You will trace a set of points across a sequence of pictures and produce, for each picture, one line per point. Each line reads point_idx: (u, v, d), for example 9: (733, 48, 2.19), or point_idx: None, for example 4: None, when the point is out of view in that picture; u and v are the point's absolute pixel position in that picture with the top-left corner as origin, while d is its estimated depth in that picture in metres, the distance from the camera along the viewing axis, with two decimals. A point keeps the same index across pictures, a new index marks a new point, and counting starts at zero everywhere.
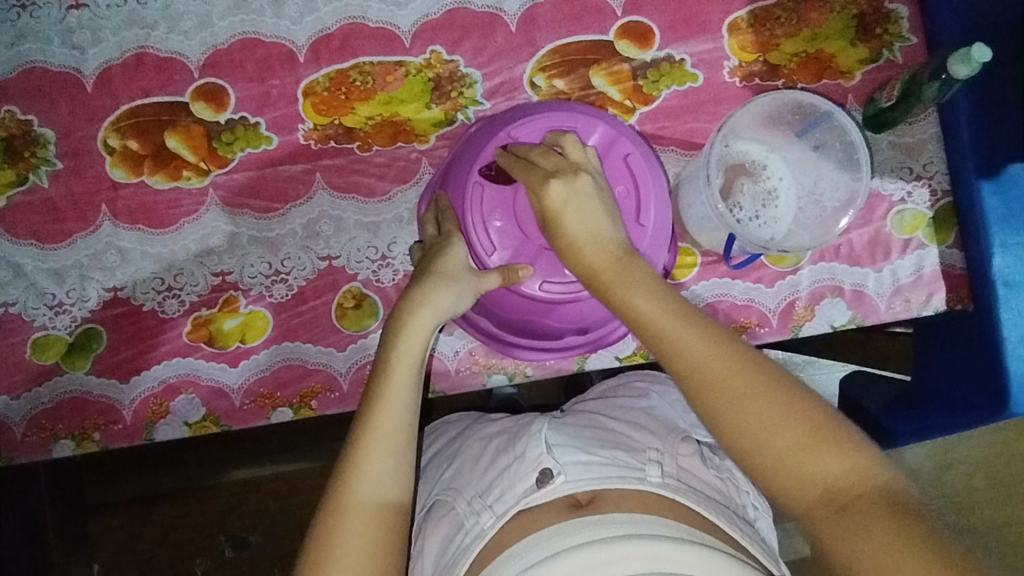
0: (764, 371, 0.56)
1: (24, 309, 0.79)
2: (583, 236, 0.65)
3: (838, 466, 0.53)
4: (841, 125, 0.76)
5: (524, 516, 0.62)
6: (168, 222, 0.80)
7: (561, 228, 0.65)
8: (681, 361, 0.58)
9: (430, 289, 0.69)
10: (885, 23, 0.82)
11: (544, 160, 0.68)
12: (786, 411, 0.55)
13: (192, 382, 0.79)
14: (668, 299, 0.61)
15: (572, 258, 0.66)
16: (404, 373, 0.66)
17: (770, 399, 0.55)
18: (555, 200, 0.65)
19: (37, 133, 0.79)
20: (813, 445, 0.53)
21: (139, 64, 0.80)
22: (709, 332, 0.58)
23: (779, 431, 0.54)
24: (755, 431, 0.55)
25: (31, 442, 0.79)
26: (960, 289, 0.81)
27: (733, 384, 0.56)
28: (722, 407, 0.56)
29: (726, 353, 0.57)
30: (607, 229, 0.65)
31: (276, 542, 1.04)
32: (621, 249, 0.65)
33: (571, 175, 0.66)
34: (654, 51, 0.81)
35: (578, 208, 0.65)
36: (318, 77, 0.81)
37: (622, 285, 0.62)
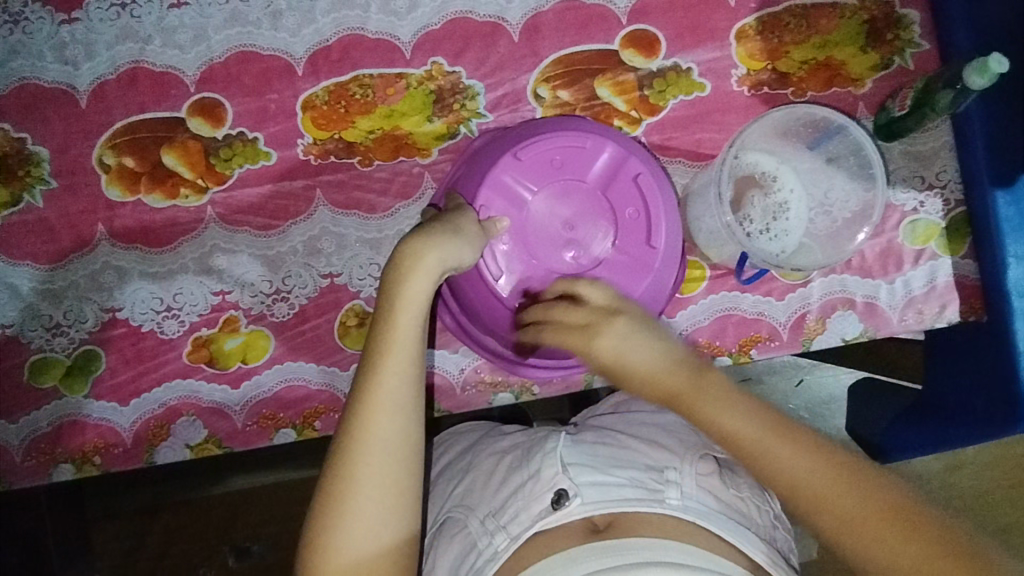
0: (863, 479, 0.55)
1: (20, 332, 0.77)
2: (648, 367, 0.61)
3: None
4: (855, 138, 0.74)
5: (540, 540, 0.60)
6: (166, 241, 0.78)
7: (626, 380, 0.62)
8: (785, 485, 0.56)
9: (400, 308, 0.62)
10: (896, 29, 0.80)
11: (568, 314, 0.66)
12: (886, 521, 0.53)
13: (193, 404, 0.78)
14: (744, 401, 0.59)
15: (645, 389, 0.62)
16: (409, 324, 0.62)
17: (865, 508, 0.54)
18: (608, 348, 0.63)
19: (30, 151, 0.77)
20: (936, 561, 0.52)
21: (134, 79, 0.78)
22: (817, 455, 0.56)
23: (889, 546, 0.53)
24: (869, 545, 0.54)
25: (31, 466, 0.77)
26: (973, 300, 0.80)
27: (836, 498, 0.55)
28: (801, 498, 0.56)
29: (828, 470, 0.55)
30: (668, 347, 0.62)
31: (281, 554, 1.03)
32: (687, 362, 0.61)
33: (607, 321, 0.64)
34: (661, 60, 0.80)
35: (634, 348, 0.62)
36: (317, 90, 0.79)
37: (704, 401, 0.59)
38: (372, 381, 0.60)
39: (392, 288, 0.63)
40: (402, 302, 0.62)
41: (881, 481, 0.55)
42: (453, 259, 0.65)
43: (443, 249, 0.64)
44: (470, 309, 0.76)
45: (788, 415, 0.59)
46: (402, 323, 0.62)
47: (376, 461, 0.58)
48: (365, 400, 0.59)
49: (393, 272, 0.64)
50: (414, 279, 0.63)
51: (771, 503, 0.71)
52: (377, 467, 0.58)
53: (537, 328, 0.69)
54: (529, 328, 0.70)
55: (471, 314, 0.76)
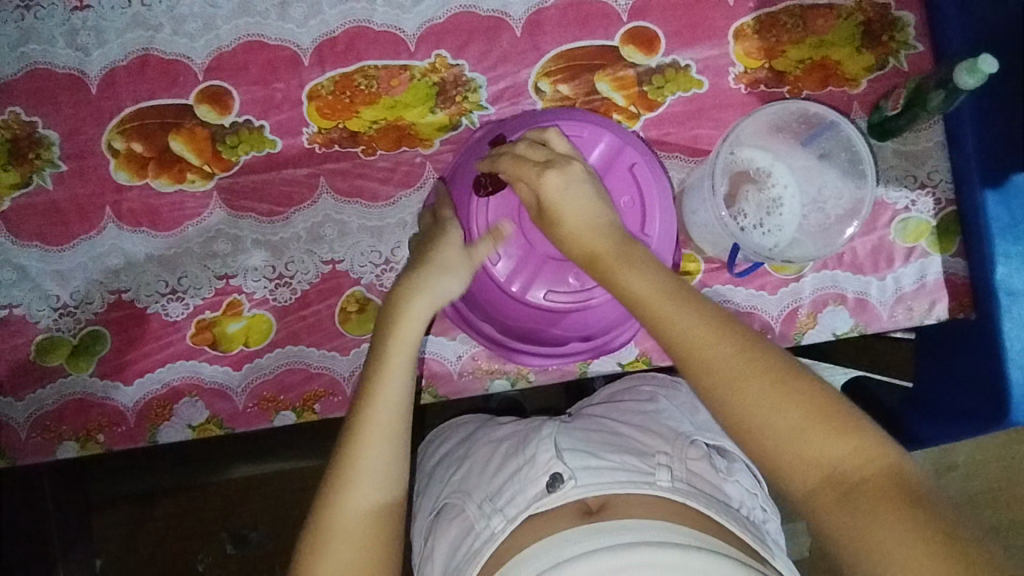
0: (751, 345, 0.58)
1: (28, 311, 0.79)
2: (582, 226, 0.66)
3: (834, 442, 0.55)
4: (846, 136, 0.76)
5: (535, 520, 0.62)
6: (172, 225, 0.80)
7: (558, 223, 0.67)
8: (673, 343, 0.60)
9: (398, 325, 0.68)
10: (891, 30, 0.82)
11: (532, 151, 0.69)
12: (769, 384, 0.56)
13: (195, 385, 0.80)
14: (687, 298, 0.61)
15: (569, 244, 0.67)
16: (405, 339, 0.68)
17: (759, 377, 0.57)
18: (553, 189, 0.66)
19: (41, 135, 0.79)
20: (812, 427, 0.55)
21: (143, 67, 0.79)
22: (710, 322, 0.59)
23: (766, 408, 0.56)
24: (750, 403, 0.56)
25: (35, 443, 0.79)
26: (963, 297, 0.81)
27: (720, 355, 0.58)
28: (723, 387, 0.57)
29: (716, 335, 0.59)
30: (604, 214, 0.67)
31: (278, 539, 1.05)
32: (616, 230, 0.66)
33: (565, 164, 0.67)
34: (660, 57, 0.81)
35: (575, 195, 0.66)
36: (323, 80, 0.80)
37: (622, 268, 0.64)
38: (370, 390, 0.65)
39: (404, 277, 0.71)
40: (404, 319, 0.68)
41: (775, 352, 0.58)
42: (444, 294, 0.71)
43: (437, 276, 0.70)
44: (468, 294, 0.78)
45: (728, 311, 0.61)
46: (412, 310, 0.69)
47: (377, 435, 0.64)
48: (361, 407, 0.65)
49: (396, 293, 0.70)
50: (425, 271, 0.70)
51: (760, 488, 0.73)
52: (377, 441, 0.63)
53: (495, 160, 0.70)
54: (486, 161, 0.71)
55: (469, 301, 0.78)
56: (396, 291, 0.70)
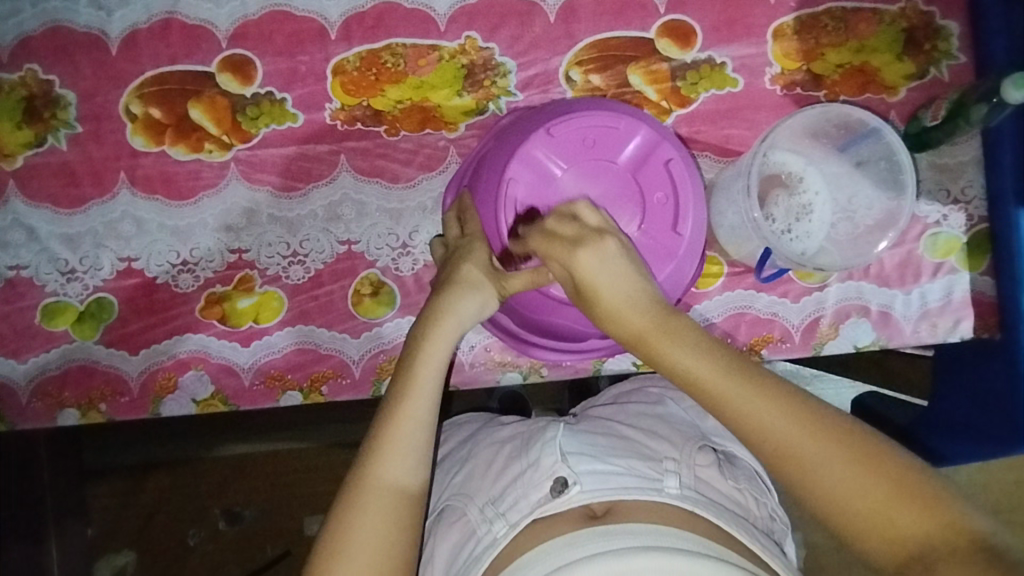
0: (814, 415, 0.54)
1: (35, 274, 0.77)
2: (624, 300, 0.62)
3: (908, 513, 0.50)
4: (888, 143, 0.73)
5: (538, 526, 0.60)
6: (187, 194, 0.78)
7: (597, 303, 0.62)
8: (731, 417, 0.56)
9: (441, 317, 0.68)
10: (934, 39, 0.79)
11: (561, 225, 0.65)
12: (841, 458, 0.52)
13: (202, 359, 0.78)
14: (740, 370, 0.57)
15: (611, 325, 0.63)
16: (444, 333, 0.68)
17: (824, 443, 0.53)
18: (587, 269, 0.62)
19: (58, 95, 0.77)
20: (893, 501, 0.51)
21: (167, 30, 0.77)
22: (769, 391, 0.55)
23: (841, 483, 0.52)
24: (816, 480, 0.53)
25: (36, 408, 0.78)
26: (988, 317, 0.80)
27: (777, 427, 0.54)
28: (789, 466, 0.54)
29: (768, 399, 0.55)
30: (638, 284, 0.62)
31: (274, 520, 1.04)
32: (659, 303, 0.62)
33: (596, 241, 0.63)
34: (696, 52, 0.79)
35: (610, 271, 0.62)
36: (349, 55, 0.78)
37: (670, 346, 0.59)
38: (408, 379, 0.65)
39: (458, 251, 0.72)
40: (447, 312, 0.68)
41: (840, 420, 0.54)
42: (471, 317, 0.69)
43: (477, 283, 0.70)
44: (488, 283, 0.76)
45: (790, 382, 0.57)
46: (467, 277, 0.70)
47: (423, 395, 0.64)
48: (398, 392, 0.65)
49: (443, 287, 0.70)
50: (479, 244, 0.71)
51: (769, 496, 0.71)
52: (424, 400, 0.64)
53: (525, 242, 0.67)
54: (517, 244, 0.68)
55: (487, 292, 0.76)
56: (451, 260, 0.72)
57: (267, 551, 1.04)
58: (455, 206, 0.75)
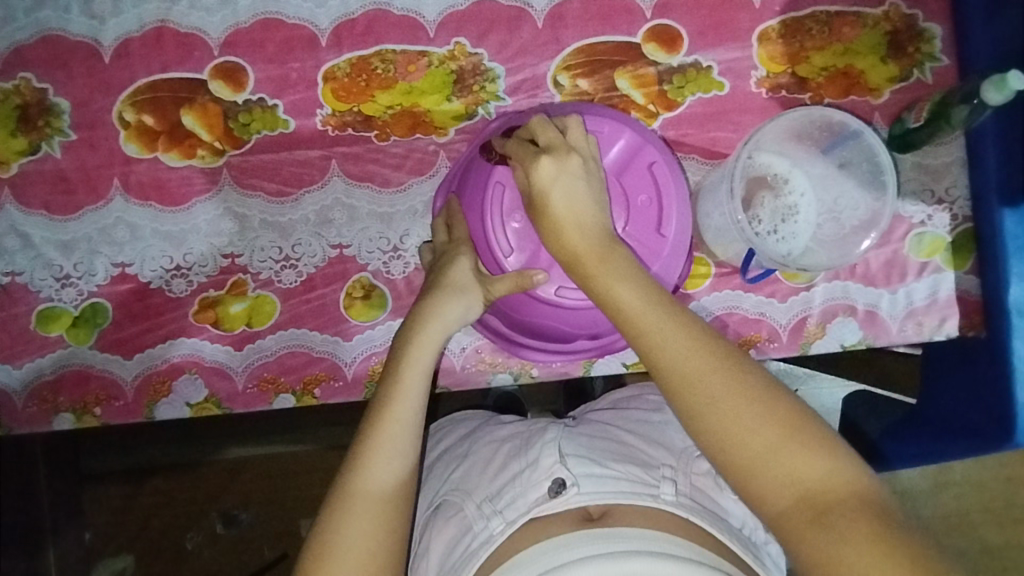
0: (730, 359, 0.55)
1: (30, 280, 0.78)
2: (567, 217, 0.63)
3: (809, 462, 0.51)
4: (868, 145, 0.75)
5: (535, 525, 0.60)
6: (180, 200, 0.79)
7: (546, 213, 0.64)
8: (654, 354, 0.56)
9: (429, 320, 0.69)
10: (917, 42, 0.81)
11: (543, 132, 0.67)
12: (751, 405, 0.53)
13: (196, 363, 0.79)
14: (670, 311, 0.58)
15: (553, 241, 0.64)
16: (432, 335, 0.69)
17: (739, 386, 0.54)
18: (544, 177, 0.64)
19: (52, 103, 0.78)
20: (792, 448, 0.52)
21: (159, 39, 0.78)
22: (693, 333, 0.56)
23: (746, 427, 0.53)
24: (724, 422, 0.53)
25: (31, 413, 0.78)
26: (973, 315, 0.80)
27: (690, 364, 0.55)
28: (703, 404, 0.54)
29: (683, 338, 0.56)
30: (592, 212, 0.64)
31: (270, 522, 1.04)
32: (604, 233, 0.63)
33: (563, 155, 0.65)
34: (682, 56, 0.80)
35: (565, 188, 0.64)
36: (340, 62, 0.79)
37: (605, 274, 0.61)
38: (395, 380, 0.66)
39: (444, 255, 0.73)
40: (433, 315, 0.69)
41: (754, 368, 0.55)
42: (456, 322, 0.70)
43: (461, 287, 0.71)
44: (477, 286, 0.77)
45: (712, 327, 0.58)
46: (452, 280, 0.71)
47: (410, 396, 0.65)
48: (385, 395, 0.65)
49: (429, 290, 0.72)
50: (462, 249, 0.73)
51: None
52: (410, 401, 0.65)
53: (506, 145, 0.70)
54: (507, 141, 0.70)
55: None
56: (437, 264, 0.74)
57: (264, 553, 1.04)
58: (445, 211, 0.77)
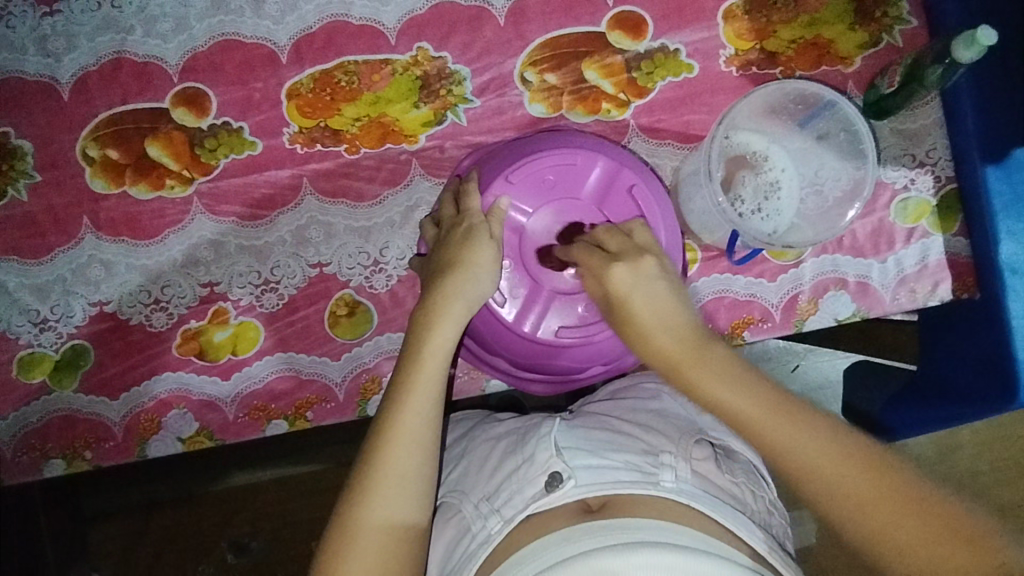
0: (863, 458, 0.53)
1: (8, 327, 0.77)
2: (653, 321, 0.63)
3: (971, 560, 0.48)
4: (845, 114, 0.73)
5: (533, 521, 0.59)
6: (152, 233, 0.78)
7: (631, 320, 0.64)
8: (783, 460, 0.54)
9: (448, 298, 0.67)
10: (884, 6, 0.79)
11: (611, 238, 0.70)
12: (894, 507, 0.51)
13: (184, 397, 0.78)
14: (790, 410, 0.56)
15: (641, 346, 0.63)
16: (451, 313, 0.67)
17: (876, 485, 0.52)
18: (621, 286, 0.64)
19: (14, 145, 0.76)
20: (950, 547, 0.49)
21: (116, 70, 0.76)
22: (819, 430, 0.54)
23: (897, 530, 0.50)
24: (876, 528, 0.51)
25: (21, 463, 0.77)
26: (966, 278, 0.80)
27: (822, 463, 0.53)
28: (844, 507, 0.52)
29: (809, 434, 0.54)
30: (677, 312, 0.63)
31: (278, 549, 1.02)
32: (698, 330, 0.62)
33: (635, 258, 0.66)
34: (648, 42, 0.79)
35: (646, 291, 0.64)
36: (302, 78, 0.78)
37: (701, 374, 0.59)
38: (416, 359, 0.65)
39: (449, 256, 0.70)
40: (448, 291, 0.68)
41: (892, 463, 0.53)
42: (473, 299, 0.69)
43: (473, 264, 0.69)
44: (473, 331, 0.78)
45: (844, 426, 0.55)
46: (466, 257, 0.69)
47: (430, 373, 0.64)
48: (406, 376, 0.64)
49: (443, 265, 0.70)
50: (478, 249, 0.70)
51: (767, 490, 0.70)
52: (430, 380, 0.64)
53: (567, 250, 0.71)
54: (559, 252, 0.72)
55: (477, 339, 0.78)
56: (446, 239, 0.72)
57: None
58: (421, 257, 0.76)
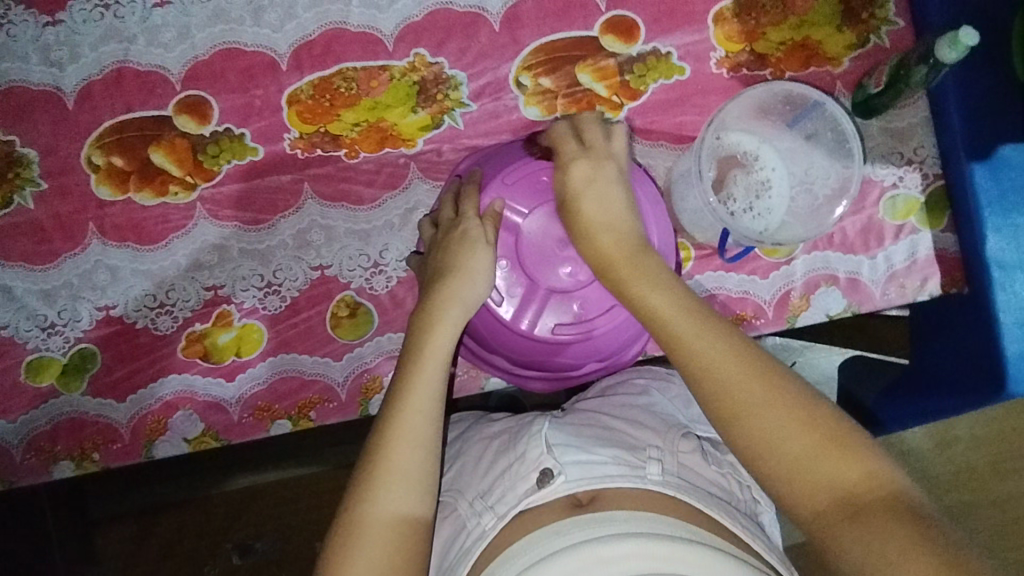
0: (769, 370, 0.56)
1: (16, 332, 0.78)
2: (596, 219, 0.69)
3: (846, 464, 0.52)
4: (832, 113, 0.75)
5: (526, 516, 0.61)
6: (157, 238, 0.79)
7: (575, 217, 0.71)
8: (688, 364, 0.58)
9: (446, 304, 0.69)
10: (871, 8, 0.81)
11: (592, 130, 0.74)
12: (790, 414, 0.54)
13: (189, 399, 0.79)
14: (710, 324, 0.59)
15: (585, 240, 0.70)
16: (449, 317, 0.69)
17: (772, 392, 0.55)
18: (576, 184, 0.71)
19: (19, 154, 0.78)
20: (827, 451, 0.52)
21: (120, 79, 0.78)
22: (730, 345, 0.57)
23: (784, 434, 0.53)
24: (754, 426, 0.54)
25: (30, 465, 0.79)
26: (954, 273, 0.81)
27: (724, 370, 0.56)
28: (725, 406, 0.55)
29: (721, 344, 0.58)
30: (624, 215, 0.69)
31: (284, 549, 1.04)
32: (636, 240, 0.68)
33: (599, 159, 0.72)
34: (640, 45, 0.81)
35: (596, 194, 0.70)
36: (302, 84, 0.79)
37: (635, 278, 0.65)
38: (415, 363, 0.66)
39: (446, 262, 0.72)
40: (446, 297, 0.70)
41: (793, 380, 0.56)
42: (470, 303, 0.71)
43: (469, 269, 0.71)
44: (472, 331, 0.80)
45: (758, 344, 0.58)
46: (464, 263, 0.71)
47: (430, 376, 0.66)
48: (407, 379, 0.65)
49: (440, 271, 0.71)
50: (475, 255, 0.72)
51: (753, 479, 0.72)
52: (431, 383, 0.65)
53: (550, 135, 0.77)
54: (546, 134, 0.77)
55: (476, 338, 0.80)
56: (441, 245, 0.73)
57: None
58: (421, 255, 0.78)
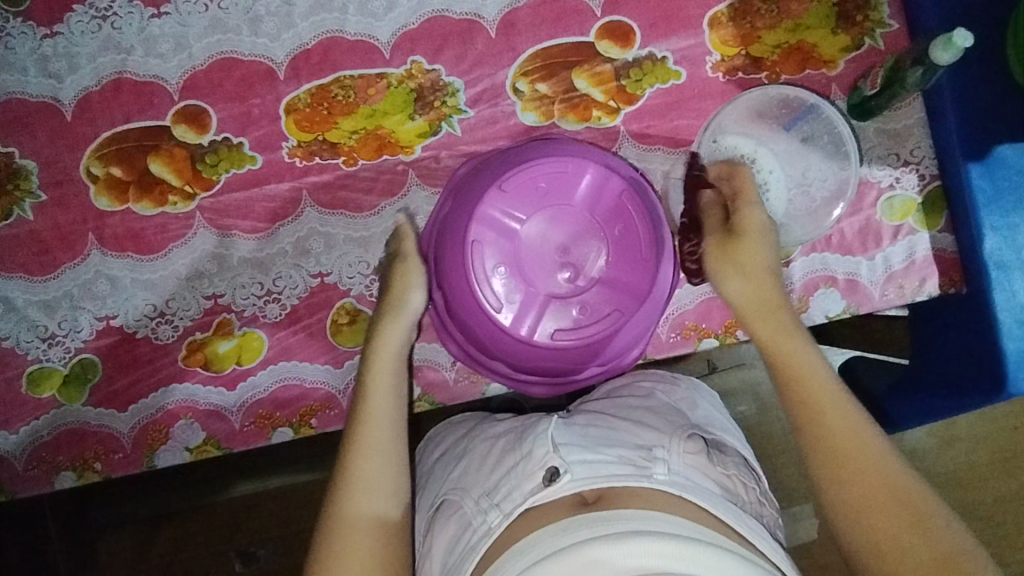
0: (872, 447, 0.61)
1: (16, 343, 0.78)
2: (745, 264, 0.72)
3: (922, 544, 0.55)
4: (827, 116, 0.78)
5: (533, 513, 0.61)
6: (156, 247, 0.80)
7: (733, 258, 0.72)
8: (807, 425, 0.64)
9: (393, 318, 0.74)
10: (866, 10, 0.81)
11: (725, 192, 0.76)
12: (881, 485, 0.58)
13: (190, 408, 0.79)
14: (845, 399, 0.64)
15: (725, 285, 0.73)
16: (397, 330, 0.74)
17: (875, 464, 0.60)
18: (747, 224, 0.73)
19: (18, 165, 0.78)
20: (908, 525, 0.56)
21: (118, 90, 0.78)
22: (847, 420, 0.62)
23: (873, 502, 0.58)
24: (839, 490, 0.60)
25: (33, 475, 0.79)
26: (952, 273, 0.81)
27: (839, 433, 0.62)
28: (824, 465, 0.61)
29: (842, 416, 0.63)
30: (765, 264, 0.72)
31: (287, 556, 1.04)
32: (777, 300, 0.71)
33: (753, 217, 0.73)
34: (636, 50, 0.81)
35: (750, 248, 0.72)
36: (299, 93, 0.80)
37: (764, 325, 0.70)
38: (369, 373, 0.71)
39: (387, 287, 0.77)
40: (392, 313, 0.75)
41: (893, 463, 0.60)
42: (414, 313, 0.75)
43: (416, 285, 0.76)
44: (472, 337, 0.79)
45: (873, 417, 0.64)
46: (401, 280, 0.76)
47: (382, 383, 0.70)
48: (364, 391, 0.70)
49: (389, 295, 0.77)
50: (403, 274, 0.77)
51: (759, 482, 0.72)
52: (383, 389, 0.70)
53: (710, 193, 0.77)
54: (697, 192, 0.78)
55: (476, 344, 0.80)
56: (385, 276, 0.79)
57: None
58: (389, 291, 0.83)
